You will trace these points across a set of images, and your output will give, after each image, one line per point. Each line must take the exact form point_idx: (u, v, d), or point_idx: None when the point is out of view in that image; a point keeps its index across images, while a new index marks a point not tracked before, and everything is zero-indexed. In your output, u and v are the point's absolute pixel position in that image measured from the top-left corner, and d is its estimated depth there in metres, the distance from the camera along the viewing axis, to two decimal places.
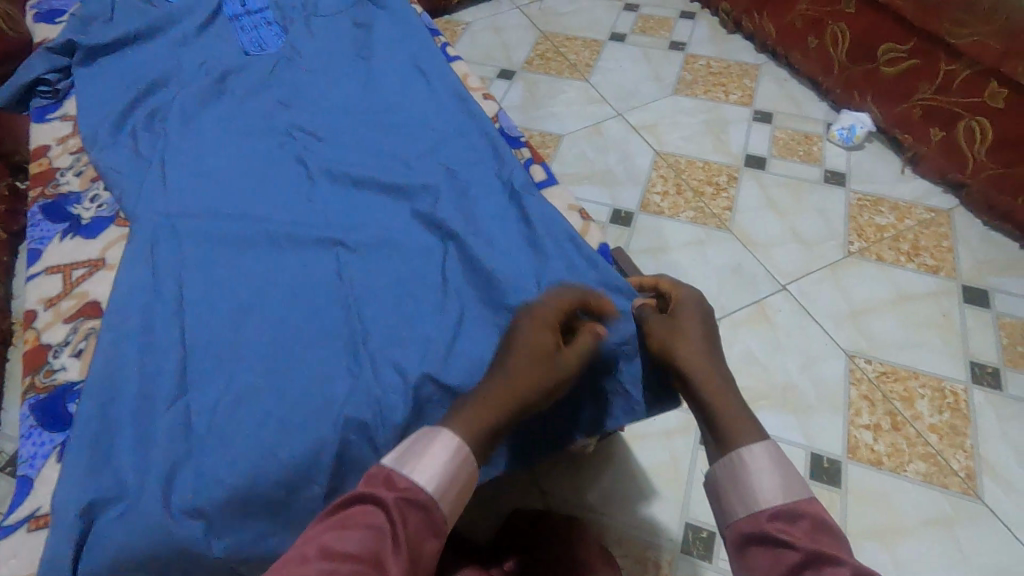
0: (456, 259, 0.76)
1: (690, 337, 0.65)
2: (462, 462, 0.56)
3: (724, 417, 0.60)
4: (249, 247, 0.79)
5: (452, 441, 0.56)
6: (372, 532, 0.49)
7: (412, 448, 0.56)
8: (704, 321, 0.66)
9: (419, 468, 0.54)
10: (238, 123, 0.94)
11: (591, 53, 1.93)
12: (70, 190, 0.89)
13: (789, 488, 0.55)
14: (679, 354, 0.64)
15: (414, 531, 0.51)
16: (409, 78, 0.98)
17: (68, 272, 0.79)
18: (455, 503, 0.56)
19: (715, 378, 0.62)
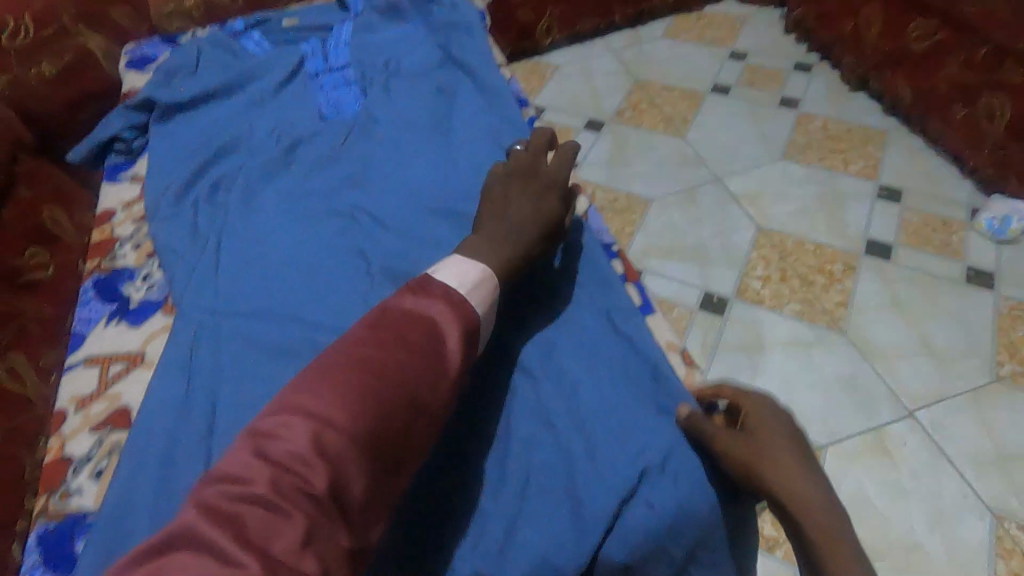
0: (525, 412, 0.64)
1: (778, 457, 0.52)
2: (493, 292, 0.60)
3: (835, 557, 0.47)
4: (291, 358, 0.69)
5: (487, 277, 0.61)
6: (433, 337, 0.52)
7: (459, 275, 0.59)
8: (792, 438, 0.54)
9: (467, 286, 0.58)
10: (303, 200, 0.87)
11: (688, 106, 1.77)
12: (125, 265, 0.84)
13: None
14: (766, 476, 0.52)
15: (467, 337, 0.54)
16: (490, 160, 0.88)
17: (104, 366, 0.73)
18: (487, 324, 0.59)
19: (823, 513, 0.49)
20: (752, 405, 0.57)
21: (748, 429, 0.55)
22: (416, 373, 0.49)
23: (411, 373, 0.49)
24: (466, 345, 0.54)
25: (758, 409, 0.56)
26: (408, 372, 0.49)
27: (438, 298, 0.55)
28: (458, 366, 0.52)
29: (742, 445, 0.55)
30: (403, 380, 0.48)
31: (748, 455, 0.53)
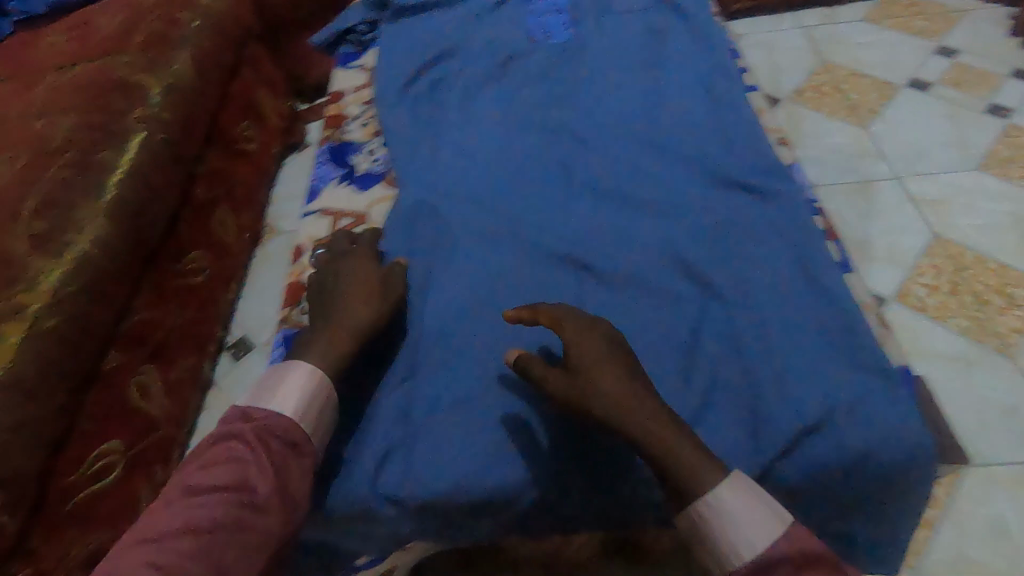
0: (452, 351, 0.70)
1: (605, 386, 0.58)
2: (317, 387, 0.64)
3: (671, 464, 0.55)
4: (497, 245, 0.78)
5: (303, 373, 0.64)
6: (239, 463, 0.58)
7: (269, 385, 0.64)
8: (611, 363, 0.60)
9: (287, 401, 0.62)
10: (514, 110, 0.93)
11: (878, 97, 1.66)
12: (353, 139, 0.95)
13: (764, 528, 0.52)
14: (593, 407, 0.58)
15: (276, 454, 0.59)
16: (697, 100, 0.89)
17: (336, 219, 0.85)
18: (317, 420, 0.63)
19: (653, 429, 0.56)
20: (572, 339, 0.62)
21: (572, 368, 0.61)
22: (209, 516, 0.55)
23: (210, 521, 0.55)
24: (273, 466, 0.58)
25: (582, 345, 0.61)
26: (214, 519, 0.55)
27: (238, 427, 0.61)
28: (267, 488, 0.57)
29: (567, 383, 0.60)
30: (202, 532, 0.54)
31: (580, 393, 0.59)
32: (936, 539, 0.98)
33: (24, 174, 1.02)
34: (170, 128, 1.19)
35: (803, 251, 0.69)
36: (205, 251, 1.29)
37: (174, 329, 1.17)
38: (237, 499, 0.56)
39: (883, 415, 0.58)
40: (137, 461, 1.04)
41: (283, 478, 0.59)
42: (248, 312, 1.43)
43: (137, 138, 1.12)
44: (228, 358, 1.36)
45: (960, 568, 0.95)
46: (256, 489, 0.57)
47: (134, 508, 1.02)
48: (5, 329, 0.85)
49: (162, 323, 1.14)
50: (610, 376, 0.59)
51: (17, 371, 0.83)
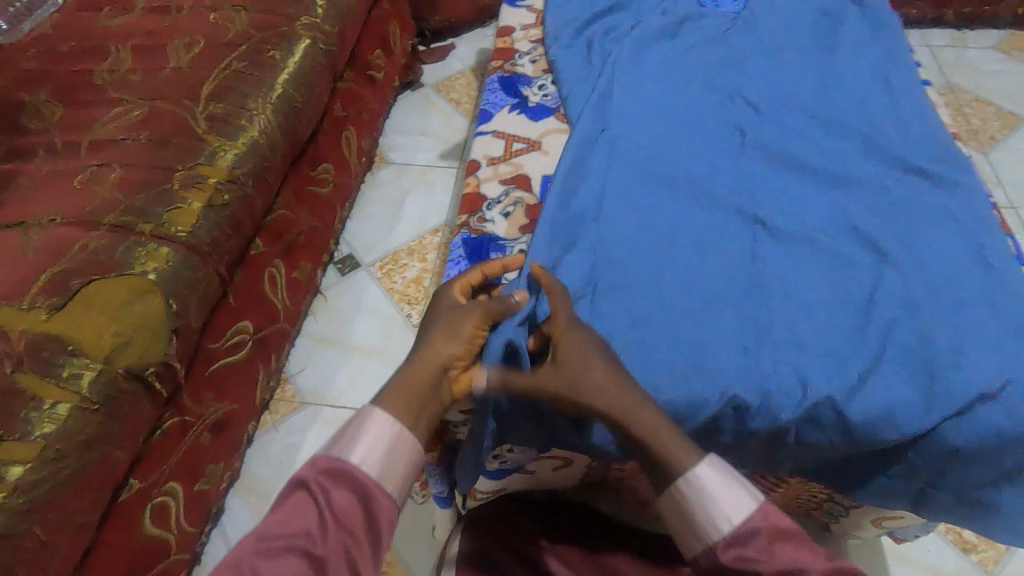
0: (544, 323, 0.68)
1: (594, 378, 0.59)
2: (395, 441, 0.55)
3: (661, 456, 0.56)
4: (669, 189, 0.79)
5: (377, 421, 0.56)
6: (307, 513, 0.52)
7: (344, 432, 0.56)
8: (600, 356, 0.60)
9: (359, 448, 0.54)
10: (687, 66, 0.94)
11: (1002, 125, 1.64)
12: (523, 73, 0.99)
13: (733, 501, 0.53)
14: (588, 400, 0.59)
15: (342, 508, 0.52)
16: (874, 86, 0.90)
17: (510, 142, 0.89)
18: (393, 470, 0.55)
19: (646, 425, 0.57)
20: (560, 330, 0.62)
21: (557, 357, 0.61)
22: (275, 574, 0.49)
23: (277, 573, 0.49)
24: (336, 515, 0.51)
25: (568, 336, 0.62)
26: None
27: (309, 471, 0.54)
28: (331, 541, 0.50)
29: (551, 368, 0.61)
30: None
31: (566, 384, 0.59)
32: None
33: (201, 62, 1.08)
34: (330, 40, 1.22)
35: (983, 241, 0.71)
36: (334, 165, 1.34)
37: (302, 232, 1.23)
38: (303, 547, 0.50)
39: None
40: (262, 345, 1.11)
41: (351, 533, 0.51)
42: (355, 233, 1.46)
43: (302, 44, 1.16)
44: (333, 272, 1.40)
45: None
46: (325, 538, 0.50)
47: (251, 391, 1.08)
48: (190, 195, 0.90)
49: (295, 225, 1.20)
50: (602, 371, 0.60)
51: (197, 236, 0.88)
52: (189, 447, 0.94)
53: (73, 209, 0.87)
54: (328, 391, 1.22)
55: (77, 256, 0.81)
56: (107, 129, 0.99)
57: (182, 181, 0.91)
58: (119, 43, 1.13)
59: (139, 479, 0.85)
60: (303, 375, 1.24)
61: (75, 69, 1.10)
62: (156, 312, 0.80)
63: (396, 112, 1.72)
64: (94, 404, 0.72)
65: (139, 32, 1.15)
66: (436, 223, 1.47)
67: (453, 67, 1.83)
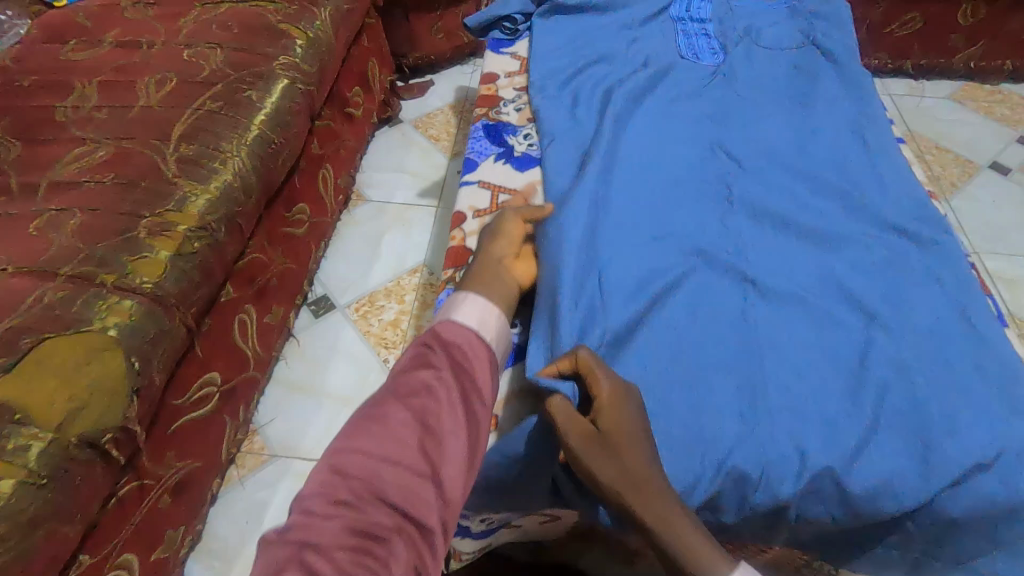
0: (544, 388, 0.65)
1: (631, 462, 0.54)
2: (489, 312, 0.62)
3: (684, 550, 0.52)
4: (658, 247, 0.78)
5: (473, 298, 0.63)
6: (428, 356, 0.56)
7: (448, 307, 0.62)
8: (639, 441, 0.56)
9: (460, 312, 0.61)
10: (671, 119, 0.95)
11: (961, 172, 1.71)
12: (508, 122, 0.99)
13: None
14: (611, 485, 0.54)
15: (457, 351, 0.57)
16: (852, 142, 0.92)
17: (496, 193, 0.88)
18: (492, 334, 0.61)
19: (670, 521, 0.52)
20: (606, 408, 0.57)
21: (600, 433, 0.56)
22: None
23: None
24: (451, 357, 0.56)
25: (616, 417, 0.56)
26: None
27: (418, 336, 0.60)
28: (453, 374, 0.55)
29: (599, 448, 0.55)
30: None
31: (596, 465, 0.55)
32: None
33: (174, 100, 1.04)
34: (308, 79, 1.20)
35: (967, 304, 0.71)
36: (310, 204, 1.31)
37: (276, 275, 1.18)
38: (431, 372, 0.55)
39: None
40: (230, 395, 1.05)
41: (466, 369, 0.56)
42: (329, 274, 1.42)
43: (280, 84, 1.13)
44: (306, 314, 1.35)
45: None
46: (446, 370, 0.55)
47: (217, 446, 1.02)
48: (156, 243, 0.85)
49: (269, 268, 1.15)
50: (640, 455, 0.55)
51: (164, 288, 0.83)
52: (149, 512, 0.87)
53: (29, 257, 0.82)
54: (301, 442, 1.16)
55: (32, 311, 0.75)
56: (69, 170, 0.93)
57: (150, 228, 0.87)
58: (84, 78, 1.08)
59: (90, 553, 0.78)
60: (274, 426, 1.18)
61: (36, 104, 1.04)
62: (115, 372, 0.74)
63: (374, 148, 1.70)
64: (42, 478, 0.66)
65: (107, 67, 1.10)
66: (414, 264, 1.43)
67: (431, 104, 1.82)
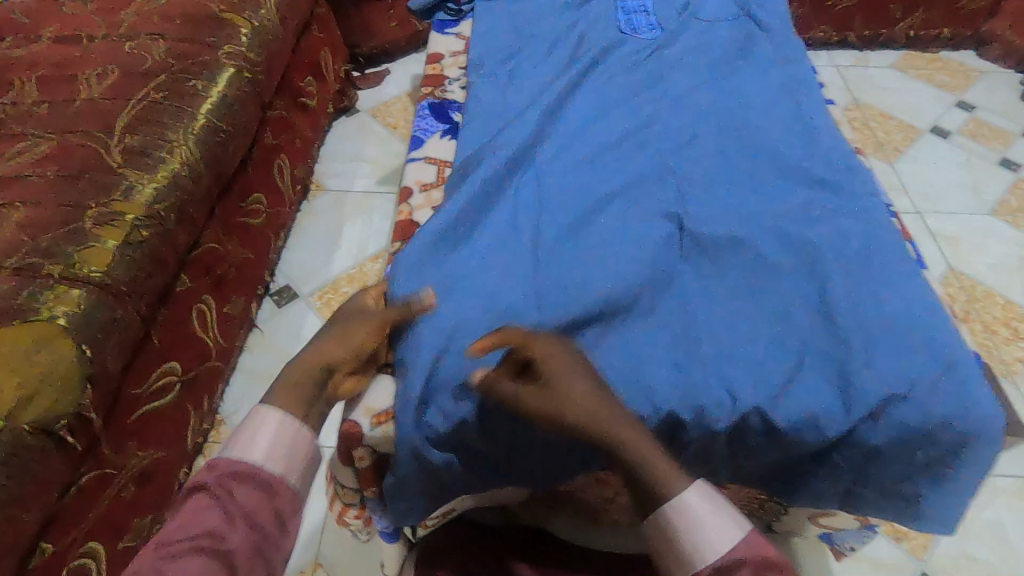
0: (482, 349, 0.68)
1: (576, 395, 0.56)
2: (290, 433, 0.53)
3: (646, 466, 0.53)
4: (597, 209, 0.81)
5: (269, 418, 0.54)
6: (207, 513, 0.49)
7: (238, 431, 0.54)
8: (582, 371, 0.58)
9: (257, 446, 0.52)
10: (610, 92, 0.98)
11: (904, 137, 1.77)
12: (453, 99, 1.01)
13: (721, 529, 0.49)
14: (569, 415, 0.55)
15: (245, 503, 0.50)
16: (783, 104, 0.96)
17: (442, 168, 0.90)
18: (293, 460, 0.53)
19: (631, 433, 0.54)
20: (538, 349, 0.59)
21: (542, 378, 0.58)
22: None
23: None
24: (235, 513, 0.50)
25: (550, 360, 0.58)
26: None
27: (204, 473, 0.52)
28: (240, 537, 0.49)
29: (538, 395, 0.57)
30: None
31: (548, 405, 0.56)
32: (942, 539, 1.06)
33: (116, 92, 1.03)
34: (255, 68, 1.19)
35: (889, 248, 0.75)
36: (265, 194, 1.30)
37: (234, 265, 1.19)
38: (211, 549, 0.47)
39: (942, 385, 0.64)
40: (191, 386, 1.05)
41: (257, 522, 0.50)
42: (291, 263, 1.43)
43: (226, 73, 1.12)
44: (269, 304, 1.36)
45: (962, 564, 1.03)
46: (230, 537, 0.49)
47: (181, 434, 1.03)
48: (103, 233, 0.85)
49: (226, 258, 1.16)
50: (585, 385, 0.57)
51: (113, 277, 0.83)
52: (112, 503, 0.87)
53: None
54: None
55: None
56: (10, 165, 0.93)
57: (95, 219, 0.86)
58: (24, 73, 1.07)
59: (53, 543, 0.78)
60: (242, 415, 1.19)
61: None
62: (66, 361, 0.74)
63: (332, 138, 1.71)
64: None
65: (45, 63, 1.08)
66: (375, 250, 1.44)
67: (388, 93, 1.83)
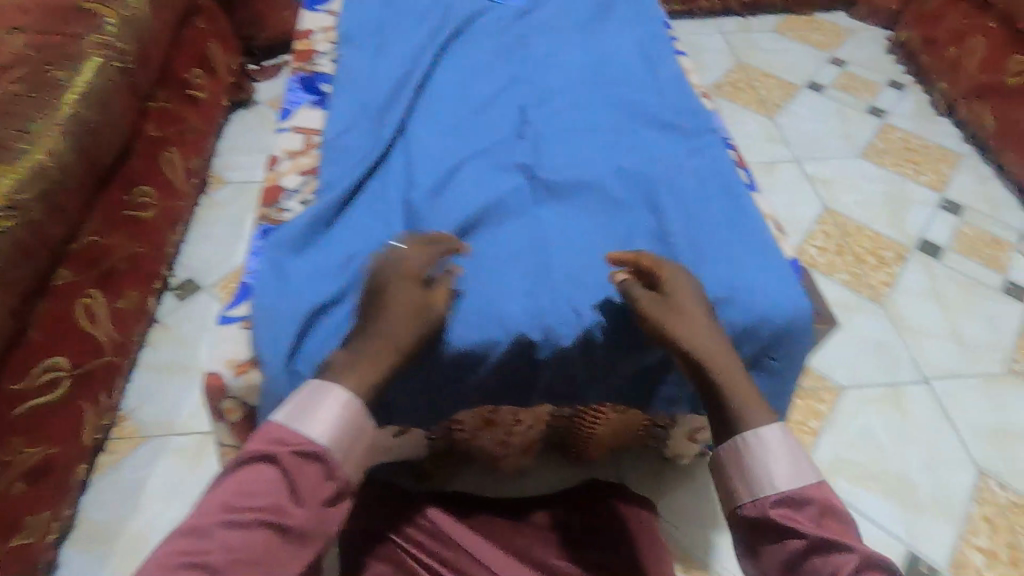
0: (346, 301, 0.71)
1: (698, 325, 0.65)
2: (353, 417, 0.57)
3: (738, 396, 0.63)
4: (460, 162, 0.85)
5: (336, 401, 0.57)
6: (271, 485, 0.54)
7: (301, 407, 0.57)
8: (701, 307, 0.67)
9: (317, 424, 0.56)
10: (478, 54, 1.02)
11: (783, 94, 1.90)
12: (323, 71, 1.03)
13: (801, 473, 0.59)
14: (699, 348, 0.64)
15: (306, 484, 0.54)
16: (637, 56, 1.02)
17: (310, 136, 0.92)
18: (352, 446, 0.57)
19: (726, 364, 0.64)
20: (669, 271, 0.68)
21: (668, 293, 0.67)
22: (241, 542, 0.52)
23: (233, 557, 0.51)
24: (298, 487, 0.54)
25: (677, 282, 0.68)
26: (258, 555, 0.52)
27: (259, 442, 0.56)
28: (302, 515, 0.53)
29: (663, 311, 0.66)
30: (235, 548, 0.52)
31: (665, 322, 0.65)
32: (819, 446, 1.16)
33: None
34: (126, 58, 1.17)
35: (720, 176, 0.83)
36: (155, 187, 1.28)
37: (125, 259, 1.17)
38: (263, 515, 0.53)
39: (761, 292, 0.72)
40: (85, 381, 1.03)
41: (312, 499, 0.54)
42: (192, 257, 1.40)
43: (92, 63, 1.09)
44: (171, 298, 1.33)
45: (838, 466, 1.14)
46: (293, 509, 0.53)
47: (80, 430, 1.02)
48: None
49: (112, 251, 1.13)
50: (700, 317, 0.66)
51: None
52: None
53: None
54: (176, 417, 1.15)
55: None
56: None
57: None
58: None
59: None
60: (145, 408, 1.16)
61: None
62: None
63: (230, 131, 1.68)
64: None
65: None
66: None
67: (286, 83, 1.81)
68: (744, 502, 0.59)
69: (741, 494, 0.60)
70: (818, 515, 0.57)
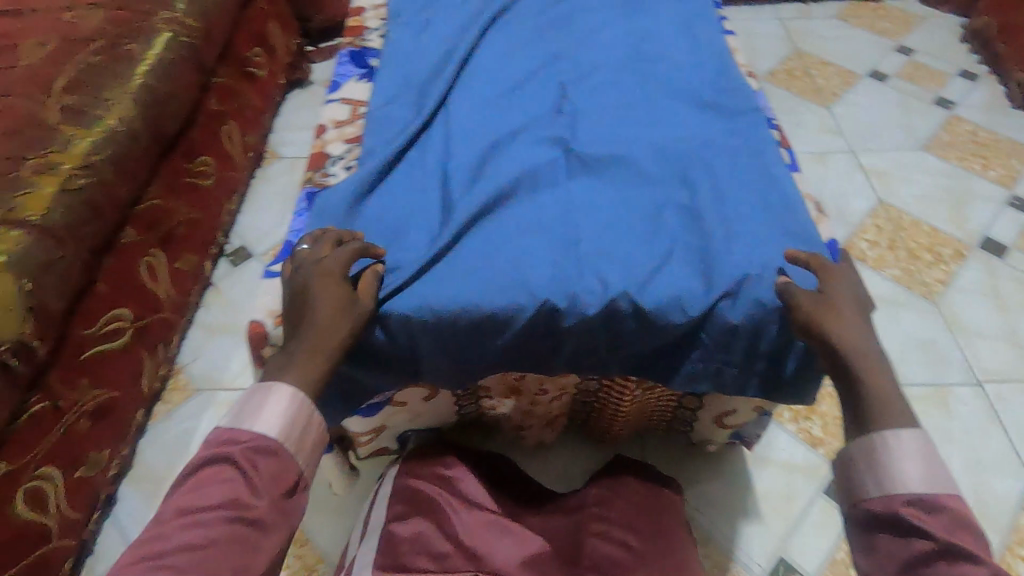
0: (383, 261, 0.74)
1: (855, 329, 0.63)
2: (302, 410, 0.59)
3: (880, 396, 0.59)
4: (498, 135, 0.87)
5: (286, 394, 0.59)
6: (228, 481, 0.54)
7: (248, 407, 0.58)
8: (862, 319, 0.65)
9: (265, 419, 0.57)
10: (522, 31, 1.03)
11: (842, 83, 1.82)
12: (371, 46, 1.06)
13: (935, 477, 0.53)
14: (852, 351, 0.62)
15: (264, 476, 0.55)
16: (683, 35, 1.01)
17: (356, 107, 0.96)
18: (307, 436, 0.59)
19: (878, 368, 0.61)
20: (838, 277, 0.68)
21: (827, 292, 0.67)
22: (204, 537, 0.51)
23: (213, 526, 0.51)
24: (258, 480, 0.54)
25: (839, 284, 0.67)
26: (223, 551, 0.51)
27: (208, 447, 0.57)
28: (263, 505, 0.54)
29: (823, 307, 0.65)
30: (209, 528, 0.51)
31: (816, 318, 0.65)
32: None
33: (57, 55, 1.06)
34: (192, 33, 1.25)
35: (759, 155, 0.82)
36: (213, 158, 1.36)
37: (183, 223, 1.25)
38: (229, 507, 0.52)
39: (795, 276, 0.71)
40: (143, 333, 1.11)
41: (273, 492, 0.55)
42: (246, 226, 1.48)
43: (161, 38, 1.17)
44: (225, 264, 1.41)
45: None
46: (253, 502, 0.53)
47: (138, 377, 1.10)
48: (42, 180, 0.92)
49: (171, 215, 1.21)
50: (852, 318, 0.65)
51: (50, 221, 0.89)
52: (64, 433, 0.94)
53: None
54: (223, 375, 1.22)
55: None
56: None
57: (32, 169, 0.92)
58: None
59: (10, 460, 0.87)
60: (197, 364, 1.24)
61: None
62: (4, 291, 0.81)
63: (285, 109, 1.76)
64: None
65: None
66: None
67: None
68: (870, 497, 0.54)
69: (870, 489, 0.55)
70: (953, 526, 0.51)
